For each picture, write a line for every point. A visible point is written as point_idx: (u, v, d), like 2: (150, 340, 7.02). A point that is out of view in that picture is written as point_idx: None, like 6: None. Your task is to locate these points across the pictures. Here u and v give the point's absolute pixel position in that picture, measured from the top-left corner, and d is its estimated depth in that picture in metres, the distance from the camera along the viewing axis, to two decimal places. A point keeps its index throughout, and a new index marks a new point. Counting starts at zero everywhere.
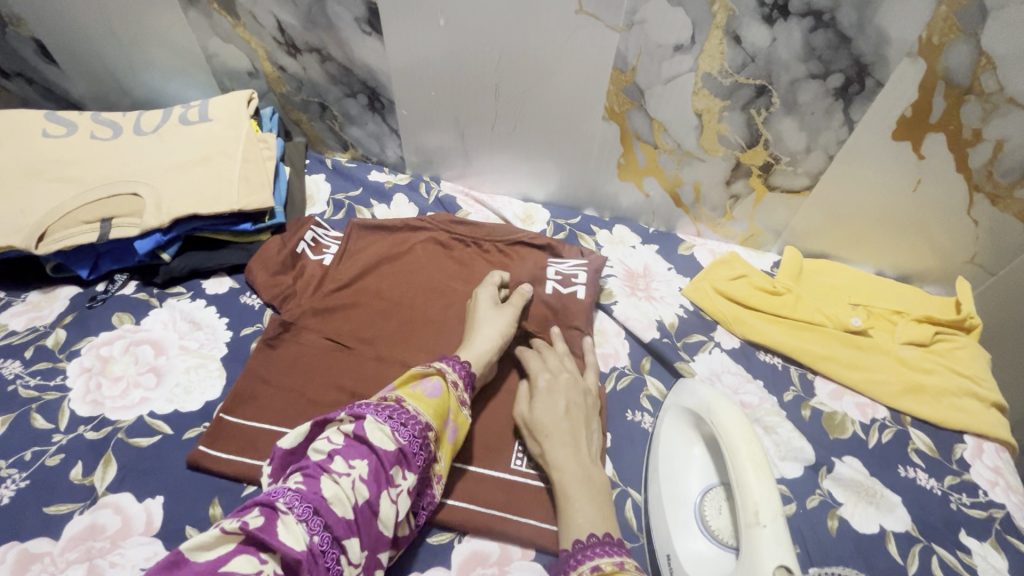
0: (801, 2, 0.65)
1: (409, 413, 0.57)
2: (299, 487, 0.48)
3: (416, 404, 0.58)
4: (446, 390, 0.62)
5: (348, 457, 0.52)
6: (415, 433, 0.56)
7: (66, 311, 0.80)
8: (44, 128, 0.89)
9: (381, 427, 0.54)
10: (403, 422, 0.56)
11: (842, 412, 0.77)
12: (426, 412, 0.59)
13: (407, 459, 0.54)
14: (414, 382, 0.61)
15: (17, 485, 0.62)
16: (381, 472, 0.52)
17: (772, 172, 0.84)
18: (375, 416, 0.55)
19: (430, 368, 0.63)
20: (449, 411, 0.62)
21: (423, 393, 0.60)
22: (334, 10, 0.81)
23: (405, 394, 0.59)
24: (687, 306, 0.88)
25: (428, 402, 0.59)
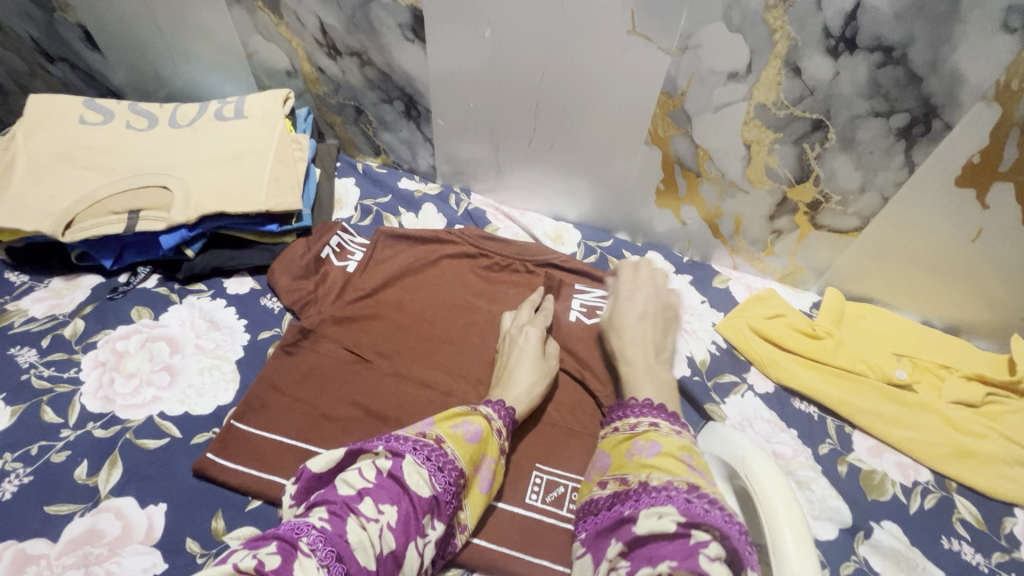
0: (871, 36, 0.61)
1: (447, 457, 0.55)
2: (324, 526, 0.45)
3: (454, 447, 0.56)
4: (488, 435, 0.60)
5: (378, 500, 0.49)
6: (451, 481, 0.54)
7: (86, 300, 0.79)
8: (82, 115, 0.89)
9: (419, 470, 0.52)
10: (440, 467, 0.54)
11: (881, 472, 0.72)
12: (463, 457, 0.56)
13: (439, 508, 0.52)
14: (456, 422, 0.60)
15: (21, 480, 0.60)
16: (412, 520, 0.49)
17: (820, 211, 0.80)
18: (414, 456, 0.53)
19: (474, 411, 0.61)
20: (487, 458, 0.60)
21: (464, 435, 0.58)
22: (377, 14, 0.80)
23: (445, 435, 0.57)
24: (719, 343, 0.84)
25: (468, 445, 0.58)
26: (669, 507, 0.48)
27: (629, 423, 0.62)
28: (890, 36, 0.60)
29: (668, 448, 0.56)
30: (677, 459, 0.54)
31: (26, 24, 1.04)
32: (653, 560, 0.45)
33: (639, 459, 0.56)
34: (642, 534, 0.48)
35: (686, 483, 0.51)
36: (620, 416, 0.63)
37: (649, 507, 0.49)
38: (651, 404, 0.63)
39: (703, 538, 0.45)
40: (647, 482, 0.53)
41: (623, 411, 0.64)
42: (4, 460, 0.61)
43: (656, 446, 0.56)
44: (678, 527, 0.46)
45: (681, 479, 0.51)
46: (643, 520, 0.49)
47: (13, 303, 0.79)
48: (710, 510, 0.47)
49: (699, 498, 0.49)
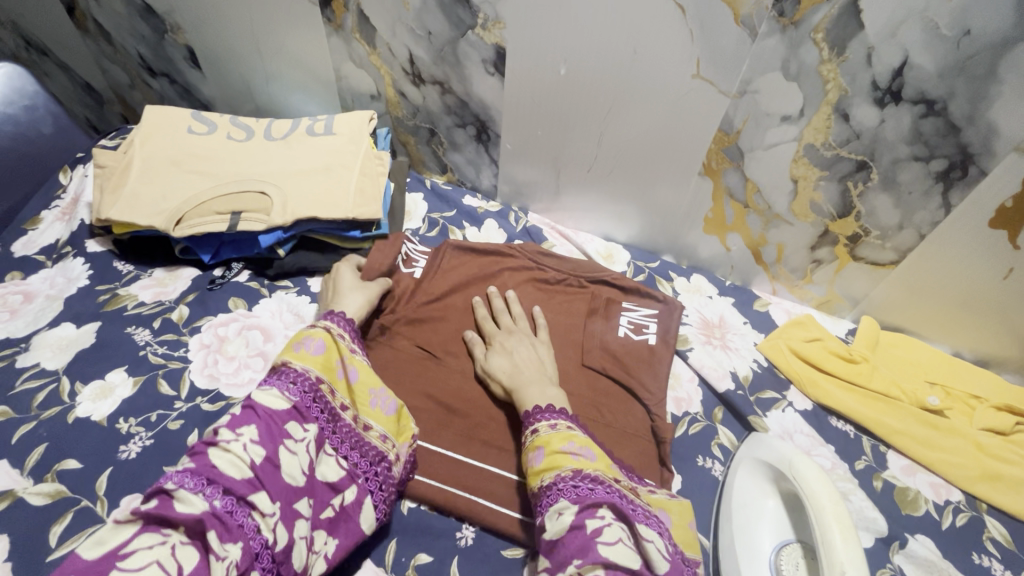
0: (916, 90, 0.68)
1: (297, 371, 0.62)
2: (189, 466, 0.50)
3: (302, 362, 0.63)
4: (331, 343, 0.68)
5: (235, 426, 0.54)
6: (305, 388, 0.61)
7: (188, 290, 0.88)
8: (190, 125, 1.00)
9: (270, 391, 0.58)
10: (292, 380, 0.61)
11: (914, 489, 0.77)
12: (313, 367, 0.64)
13: (302, 413, 0.59)
14: (297, 341, 0.66)
15: (144, 442, 0.68)
16: (273, 429, 0.56)
17: (859, 243, 0.87)
18: (260, 385, 0.59)
19: (312, 328, 0.68)
20: (337, 360, 0.67)
21: (308, 350, 0.65)
22: (464, 50, 0.89)
23: (291, 356, 0.64)
24: (761, 361, 0.90)
25: (315, 357, 0.65)
26: (563, 501, 0.56)
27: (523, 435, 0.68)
28: (933, 91, 0.67)
29: (547, 448, 0.63)
30: (562, 452, 0.62)
31: (138, 43, 1.17)
32: (563, 563, 0.51)
33: (533, 469, 0.62)
34: (551, 537, 0.54)
35: (570, 470, 0.59)
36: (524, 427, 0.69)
37: (549, 510, 0.56)
38: (540, 408, 0.69)
39: (596, 525, 0.53)
40: (543, 485, 0.60)
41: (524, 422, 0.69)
42: (129, 424, 0.69)
43: (540, 452, 0.63)
44: (575, 519, 0.54)
45: (566, 468, 0.59)
46: (548, 524, 0.55)
47: (123, 288, 0.88)
48: (594, 489, 0.56)
49: (583, 480, 0.57)
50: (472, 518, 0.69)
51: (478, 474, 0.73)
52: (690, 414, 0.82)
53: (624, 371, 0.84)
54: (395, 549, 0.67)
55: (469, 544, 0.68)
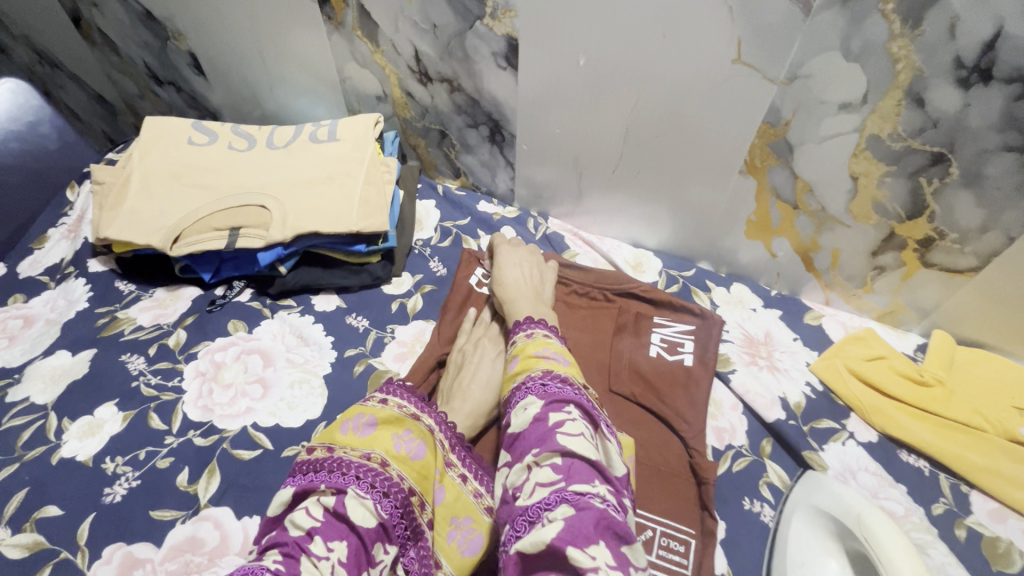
0: (1011, 67, 0.56)
1: (393, 480, 0.54)
2: (279, 568, 0.44)
3: (400, 468, 0.55)
4: (433, 448, 0.60)
5: (328, 538, 0.48)
6: (398, 502, 0.52)
7: (187, 312, 0.83)
8: (190, 136, 0.95)
9: (364, 501, 0.51)
10: (385, 492, 0.52)
11: (1007, 540, 0.65)
12: (410, 476, 0.56)
13: (389, 533, 0.51)
14: (397, 435, 0.58)
15: (130, 484, 0.63)
16: (362, 554, 0.48)
17: (932, 248, 0.75)
18: (357, 488, 0.51)
19: (418, 425, 0.60)
20: (436, 471, 0.59)
21: (406, 453, 0.57)
22: (472, 43, 0.81)
23: (390, 456, 0.56)
24: (814, 385, 0.79)
25: (414, 463, 0.57)
26: (530, 397, 0.54)
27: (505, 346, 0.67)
28: None
29: (522, 355, 0.62)
30: (535, 357, 0.61)
31: (143, 52, 1.14)
32: (523, 452, 0.50)
33: (507, 372, 0.62)
34: (514, 430, 0.53)
35: (542, 370, 0.57)
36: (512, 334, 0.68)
37: (515, 405, 0.55)
38: (530, 321, 0.69)
39: (561, 418, 0.51)
40: (513, 386, 0.58)
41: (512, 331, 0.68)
42: (116, 463, 0.64)
43: (514, 358, 0.62)
44: (539, 412, 0.52)
45: (539, 368, 0.58)
46: (512, 418, 0.54)
47: (123, 311, 0.84)
48: (563, 388, 0.55)
49: (552, 380, 0.56)
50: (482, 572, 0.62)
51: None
52: (734, 448, 0.72)
53: (654, 396, 0.75)
54: None
55: None
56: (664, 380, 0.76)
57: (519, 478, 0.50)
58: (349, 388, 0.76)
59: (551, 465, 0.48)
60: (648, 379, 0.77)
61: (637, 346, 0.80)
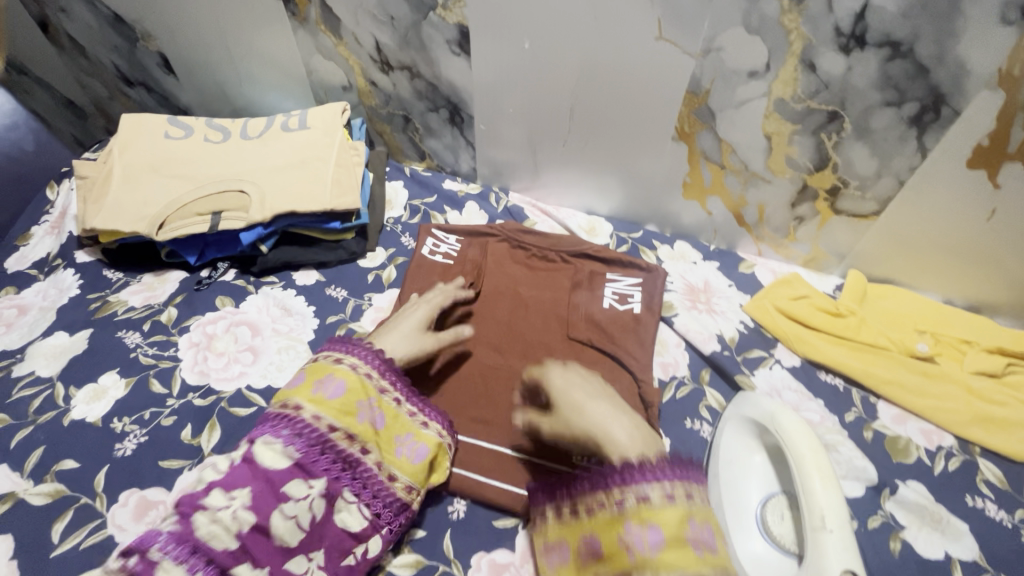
0: (879, 33, 0.67)
1: (306, 422, 0.59)
2: (173, 530, 0.51)
3: (317, 409, 0.60)
4: (354, 385, 0.63)
5: (228, 487, 0.54)
6: (311, 441, 0.58)
7: (176, 292, 0.90)
8: (166, 130, 1.00)
9: (272, 447, 0.57)
10: (298, 434, 0.58)
11: (906, 437, 0.77)
12: (328, 413, 0.61)
13: (306, 468, 0.58)
14: (317, 381, 0.63)
15: (138, 439, 0.70)
16: (269, 495, 0.55)
17: (839, 196, 0.86)
18: (267, 437, 0.57)
19: (337, 366, 0.64)
20: (362, 402, 0.63)
21: (325, 395, 0.62)
22: (427, 32, 0.89)
23: (306, 401, 0.61)
24: (747, 323, 0.90)
25: (331, 403, 0.61)
26: None
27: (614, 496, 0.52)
28: (898, 32, 0.66)
29: (669, 538, 0.47)
30: (684, 540, 0.47)
31: (112, 54, 1.18)
32: None
33: (642, 557, 0.47)
34: None
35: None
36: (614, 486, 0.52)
37: None
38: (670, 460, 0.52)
39: None
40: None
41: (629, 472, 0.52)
42: (123, 423, 0.71)
43: (658, 535, 0.48)
44: None
45: (683, 547, 0.47)
46: None
47: (114, 295, 0.90)
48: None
49: None
50: (460, 491, 0.70)
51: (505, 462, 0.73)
52: (677, 378, 0.82)
53: (607, 340, 0.85)
54: None
55: (460, 517, 0.70)
56: (615, 328, 0.86)
57: None
58: None
59: None
60: (600, 327, 0.86)
61: (591, 300, 0.89)
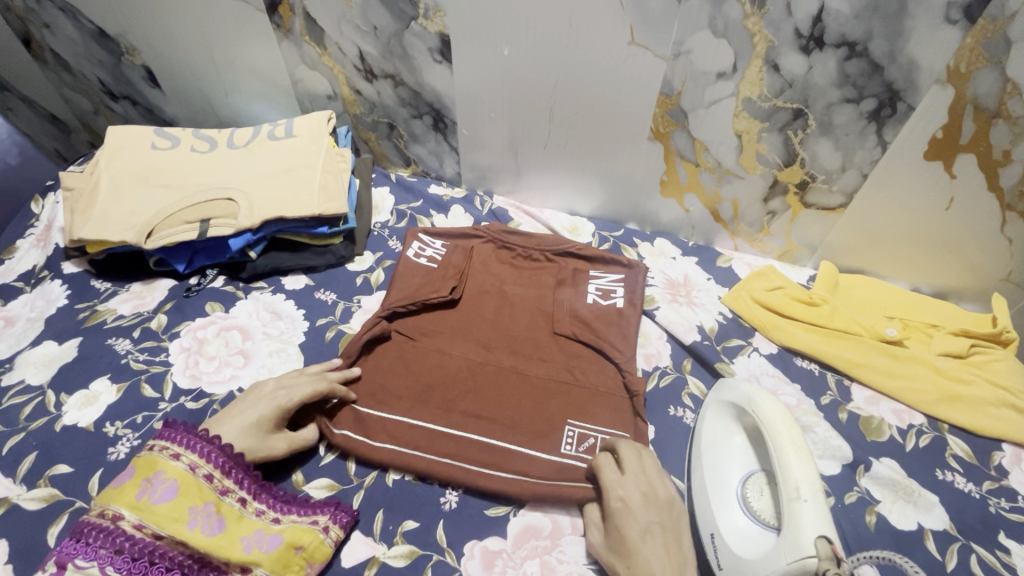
0: (836, 34, 0.71)
1: (128, 536, 0.55)
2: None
3: (141, 519, 0.56)
4: (186, 485, 0.59)
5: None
6: (134, 554, 0.54)
7: (165, 299, 0.91)
8: (153, 141, 1.02)
9: (88, 572, 0.52)
10: (117, 549, 0.54)
11: (879, 417, 0.80)
12: (157, 524, 0.56)
13: None
14: (143, 484, 0.58)
15: (132, 442, 0.70)
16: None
17: (808, 190, 0.90)
18: (82, 557, 0.52)
19: (160, 461, 0.60)
20: (195, 508, 0.59)
21: (151, 497, 0.57)
22: (410, 41, 0.92)
23: (127, 510, 0.56)
24: (725, 314, 0.93)
25: (156, 510, 0.57)
26: None
27: None
28: (852, 33, 0.71)
29: None
30: None
31: (96, 68, 1.19)
32: None
33: None
34: None
35: None
36: None
37: None
38: None
39: None
40: None
41: None
42: (116, 427, 0.72)
43: None
44: None
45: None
46: None
47: (102, 304, 0.90)
48: None
49: None
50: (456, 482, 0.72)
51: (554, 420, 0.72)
52: (660, 368, 0.85)
53: (591, 334, 0.87)
54: (383, 518, 0.70)
55: (453, 507, 0.71)
56: (599, 322, 0.88)
57: None
58: (323, 351, 0.85)
59: None
60: (584, 321, 0.88)
61: (575, 296, 0.92)
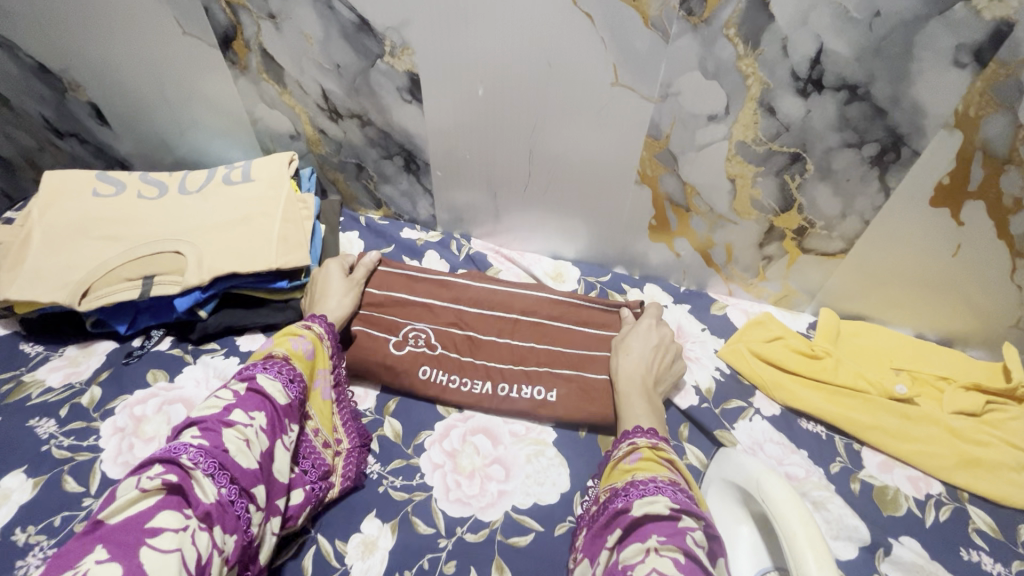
0: (836, 77, 0.66)
1: (296, 372, 0.65)
2: (202, 443, 0.51)
3: (298, 363, 0.66)
4: (320, 349, 0.71)
5: (247, 409, 0.57)
6: (301, 389, 0.65)
7: (102, 367, 0.81)
8: (94, 187, 0.92)
9: (274, 383, 0.61)
10: (292, 379, 0.64)
11: (894, 487, 0.73)
12: (305, 370, 0.67)
13: (294, 412, 0.63)
14: (294, 338, 0.69)
15: (45, 553, 0.60)
16: (276, 423, 0.60)
17: (807, 236, 0.84)
18: (265, 373, 0.62)
19: (306, 329, 0.71)
20: (321, 369, 0.71)
21: (304, 350, 0.68)
22: (376, 79, 0.85)
23: (289, 352, 0.66)
24: (723, 369, 0.86)
25: (307, 359, 0.68)
26: (661, 497, 0.55)
27: (614, 450, 0.65)
28: (853, 76, 0.65)
29: (645, 451, 0.62)
30: (657, 461, 0.61)
31: (38, 104, 1.09)
32: (643, 535, 0.52)
33: (623, 466, 0.62)
34: (636, 516, 0.54)
35: (667, 477, 0.58)
36: (616, 444, 0.66)
37: (641, 497, 0.56)
38: (638, 427, 0.67)
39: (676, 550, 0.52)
40: (632, 480, 0.59)
41: (621, 437, 0.66)
42: (28, 534, 0.62)
43: (637, 452, 0.62)
44: (671, 511, 0.53)
45: (664, 475, 0.59)
46: (637, 505, 0.55)
47: (29, 374, 0.80)
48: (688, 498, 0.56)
49: (676, 488, 0.56)
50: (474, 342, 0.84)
51: (582, 336, 0.84)
52: None
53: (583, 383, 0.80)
54: None
55: None
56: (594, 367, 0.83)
57: (634, 557, 0.51)
58: None
59: (671, 557, 0.48)
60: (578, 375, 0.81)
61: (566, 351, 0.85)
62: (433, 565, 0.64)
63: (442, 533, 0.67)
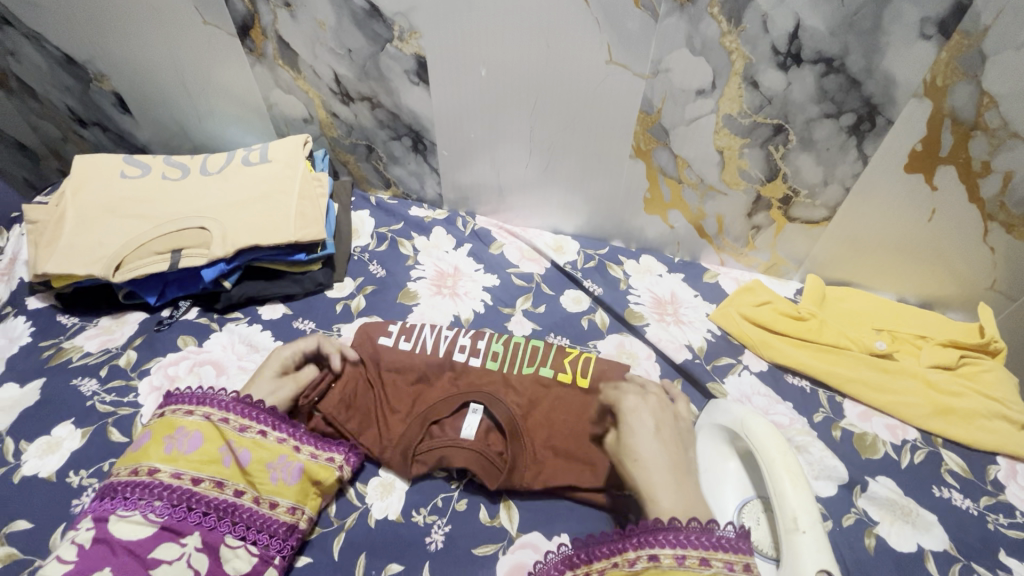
0: (813, 51, 0.71)
1: (161, 483, 0.63)
2: None
3: (171, 466, 0.64)
4: (206, 433, 0.66)
5: (88, 569, 0.56)
6: (173, 501, 0.62)
7: (135, 334, 0.87)
8: (122, 169, 0.98)
9: (129, 518, 0.60)
10: (151, 499, 0.61)
11: (872, 433, 0.79)
12: (185, 468, 0.64)
13: (174, 529, 0.60)
14: (169, 437, 0.66)
15: (97, 492, 0.68)
16: (138, 562, 0.57)
17: (792, 204, 0.90)
18: (117, 510, 0.60)
19: (189, 418, 0.67)
20: (221, 447, 0.66)
21: (180, 448, 0.65)
22: (386, 63, 0.90)
23: (161, 461, 0.64)
24: (714, 331, 0.92)
25: (185, 457, 0.65)
26: None
27: (631, 554, 0.57)
28: (829, 49, 0.70)
29: None
30: None
31: (64, 95, 1.15)
32: None
33: None
34: None
35: None
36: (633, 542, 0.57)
37: None
38: (667, 524, 0.57)
39: None
40: None
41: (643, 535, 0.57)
42: (81, 476, 0.69)
43: None
44: None
45: None
46: None
47: (68, 341, 0.86)
48: None
49: None
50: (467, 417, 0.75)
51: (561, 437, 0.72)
52: None
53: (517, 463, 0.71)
54: (366, 562, 0.66)
55: (439, 547, 0.67)
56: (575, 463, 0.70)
57: None
58: None
59: None
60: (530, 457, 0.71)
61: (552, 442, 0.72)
62: (446, 504, 0.71)
63: (454, 476, 0.73)
